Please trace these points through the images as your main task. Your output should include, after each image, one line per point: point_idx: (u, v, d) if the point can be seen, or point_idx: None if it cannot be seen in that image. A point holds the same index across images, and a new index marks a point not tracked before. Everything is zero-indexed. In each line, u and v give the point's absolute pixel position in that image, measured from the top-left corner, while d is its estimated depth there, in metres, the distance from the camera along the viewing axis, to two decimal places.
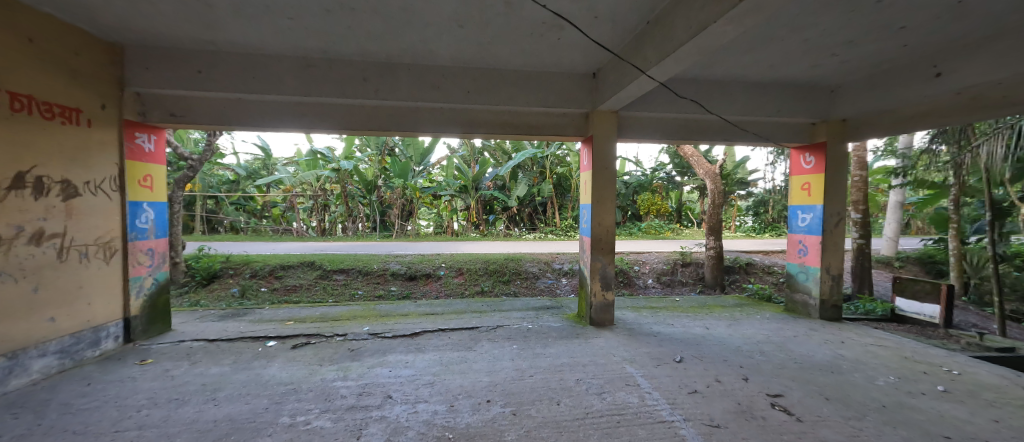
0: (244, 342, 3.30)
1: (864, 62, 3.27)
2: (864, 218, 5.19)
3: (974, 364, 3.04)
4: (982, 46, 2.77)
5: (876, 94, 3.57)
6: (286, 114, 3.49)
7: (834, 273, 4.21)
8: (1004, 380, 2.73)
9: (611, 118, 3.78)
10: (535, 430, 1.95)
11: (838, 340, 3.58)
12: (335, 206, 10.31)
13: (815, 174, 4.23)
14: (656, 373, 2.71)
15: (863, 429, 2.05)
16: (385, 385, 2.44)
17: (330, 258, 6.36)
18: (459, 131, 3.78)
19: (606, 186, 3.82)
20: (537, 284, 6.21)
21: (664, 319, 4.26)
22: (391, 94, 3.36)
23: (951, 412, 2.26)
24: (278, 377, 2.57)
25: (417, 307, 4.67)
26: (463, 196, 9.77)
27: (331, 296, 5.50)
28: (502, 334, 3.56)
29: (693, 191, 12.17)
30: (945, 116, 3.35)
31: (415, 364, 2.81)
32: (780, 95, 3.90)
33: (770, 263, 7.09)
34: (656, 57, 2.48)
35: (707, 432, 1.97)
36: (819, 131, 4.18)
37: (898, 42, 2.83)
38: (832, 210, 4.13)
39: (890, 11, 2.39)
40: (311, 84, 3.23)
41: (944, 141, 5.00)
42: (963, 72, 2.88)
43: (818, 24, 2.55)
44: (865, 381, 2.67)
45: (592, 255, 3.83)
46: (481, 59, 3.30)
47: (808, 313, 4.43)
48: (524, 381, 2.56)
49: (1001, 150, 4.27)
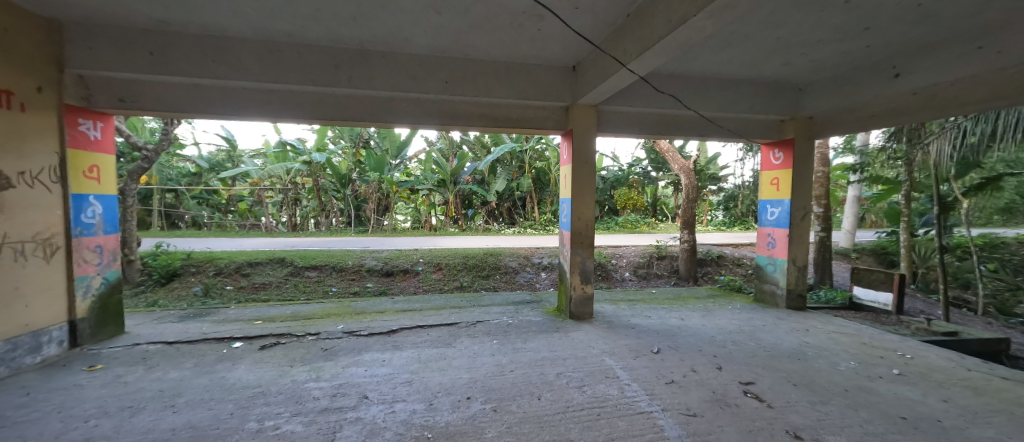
0: (207, 344, 3.11)
1: (830, 62, 3.41)
2: (825, 212, 5.53)
3: (925, 348, 3.25)
4: (936, 48, 2.92)
5: (839, 92, 3.73)
6: (250, 102, 3.28)
7: (799, 265, 4.41)
8: (950, 363, 2.93)
9: (590, 112, 3.78)
10: (516, 426, 1.93)
11: (804, 329, 3.75)
12: (307, 200, 9.99)
13: (784, 169, 4.40)
14: (635, 365, 2.75)
15: (828, 412, 2.14)
16: (361, 385, 2.35)
17: (302, 254, 6.10)
18: (437, 123, 3.68)
19: (587, 179, 3.83)
20: (517, 279, 6.21)
21: (642, 311, 4.33)
22: (364, 83, 3.22)
23: (906, 393, 2.40)
24: (245, 380, 2.43)
25: (393, 304, 4.56)
26: (442, 190, 9.62)
27: (303, 294, 5.29)
28: (481, 330, 3.52)
29: (668, 186, 12.52)
30: (903, 116, 3.53)
31: (393, 362, 2.73)
32: (753, 92, 4.00)
33: (740, 255, 7.38)
34: (636, 51, 2.48)
35: (684, 421, 2.01)
36: (787, 128, 4.35)
37: (862, 43, 2.95)
38: (799, 204, 4.31)
39: (857, 13, 2.47)
40: (278, 69, 3.05)
41: (897, 139, 5.33)
42: (919, 75, 3.04)
43: (791, 23, 2.61)
44: (829, 367, 2.81)
45: (573, 249, 3.83)
46: (460, 48, 3.21)
47: (775, 303, 4.62)
48: (503, 377, 2.53)
49: (948, 148, 4.65)
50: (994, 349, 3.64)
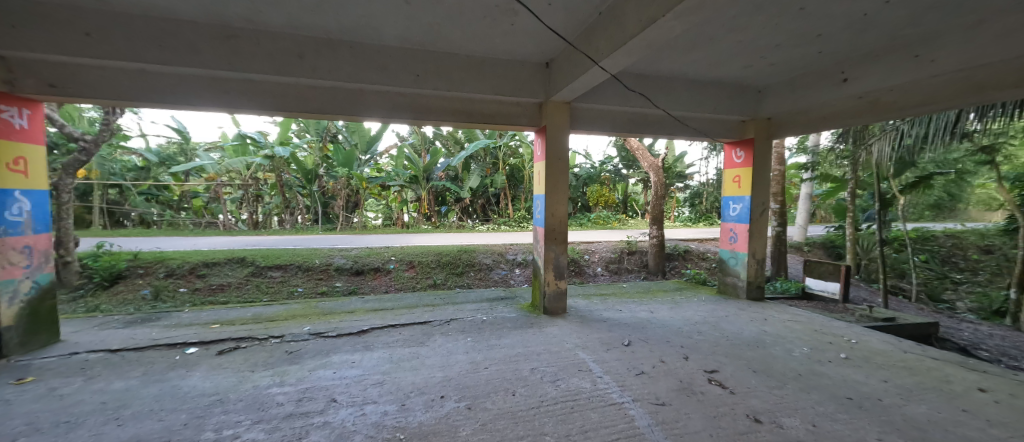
0: (157, 351, 2.89)
1: (787, 66, 3.61)
2: (781, 208, 5.90)
3: (867, 333, 3.53)
4: (879, 56, 3.15)
5: (794, 95, 3.95)
6: (204, 91, 3.05)
7: (758, 258, 4.67)
8: (890, 346, 3.20)
9: (563, 109, 3.81)
10: (490, 423, 1.92)
11: (763, 318, 3.97)
12: (269, 197, 9.51)
13: (745, 167, 4.62)
14: (607, 357, 2.81)
15: (784, 396, 2.28)
16: (329, 388, 2.27)
17: (264, 253, 5.81)
18: (409, 117, 3.58)
19: (560, 176, 3.86)
20: (491, 275, 6.19)
21: (613, 305, 4.44)
22: (329, 74, 3.08)
23: (852, 375, 2.60)
24: (200, 388, 2.28)
25: (364, 303, 4.42)
26: (414, 186, 9.44)
27: (266, 295, 5.03)
28: (456, 328, 3.48)
29: (637, 184, 12.88)
30: (850, 118, 3.79)
31: (363, 363, 2.65)
32: (717, 93, 4.16)
33: (704, 250, 7.72)
34: (608, 49, 2.51)
35: (654, 410, 2.07)
36: (748, 128, 4.57)
37: (815, 49, 3.14)
38: (758, 200, 4.56)
39: (810, 20, 2.61)
40: (235, 57, 2.86)
41: (844, 140, 5.73)
42: (864, 81, 3.27)
43: (752, 27, 2.73)
44: (785, 353, 2.99)
45: (547, 246, 3.86)
46: (431, 41, 3.13)
47: (736, 294, 4.87)
48: (478, 374, 2.51)
49: (888, 149, 5.05)
50: (926, 332, 4.01)
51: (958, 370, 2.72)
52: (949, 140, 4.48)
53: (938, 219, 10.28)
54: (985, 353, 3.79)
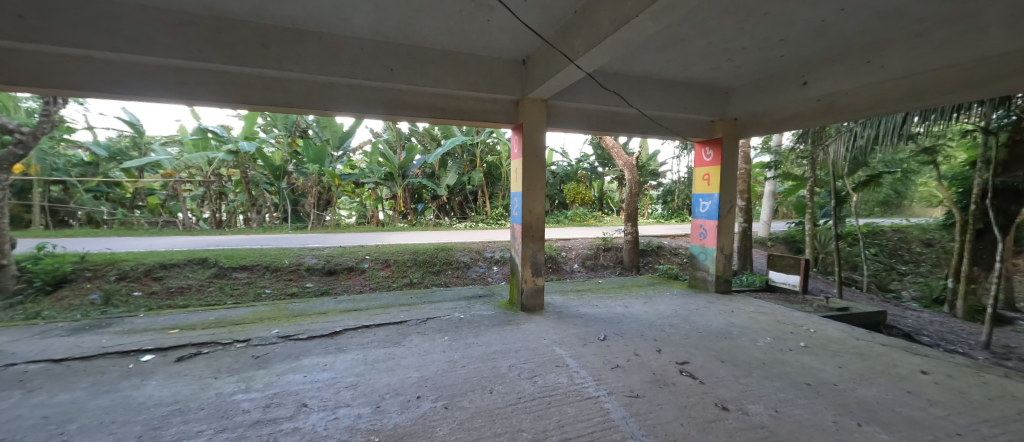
0: (107, 360, 2.69)
1: (752, 69, 3.76)
2: (747, 205, 6.18)
3: (824, 323, 3.75)
4: (835, 61, 3.34)
5: (758, 97, 4.13)
6: (157, 81, 2.85)
7: (726, 253, 4.87)
8: (844, 334, 3.42)
9: (540, 106, 3.83)
10: (468, 422, 1.91)
11: (730, 310, 4.15)
12: (234, 194, 9.05)
13: (713, 166, 4.81)
14: (583, 352, 2.86)
15: (750, 384, 2.39)
16: (299, 393, 2.18)
17: (228, 254, 5.54)
18: (382, 112, 3.48)
19: (537, 173, 3.88)
20: (468, 273, 6.15)
21: (589, 301, 4.51)
22: (296, 66, 2.94)
23: (811, 362, 2.76)
24: (156, 398, 2.14)
25: (336, 304, 4.29)
26: (389, 183, 9.26)
27: (230, 297, 4.78)
28: (432, 327, 3.44)
29: (613, 182, 13.13)
30: (809, 120, 4.01)
31: (335, 366, 2.57)
32: (687, 93, 4.29)
33: (676, 245, 7.97)
34: (583, 47, 2.53)
35: (628, 402, 2.12)
36: (717, 128, 4.74)
37: (778, 52, 3.28)
38: (725, 198, 4.75)
39: (774, 25, 2.73)
40: (194, 45, 2.69)
41: (804, 140, 6.06)
42: (822, 84, 3.46)
43: (720, 30, 2.82)
44: (750, 343, 3.13)
45: (524, 243, 3.87)
46: (405, 34, 3.06)
47: (706, 287, 5.06)
48: (455, 373, 2.49)
49: (842, 149, 5.38)
50: (875, 320, 4.31)
51: (903, 355, 2.94)
52: (896, 141, 4.80)
53: (886, 215, 11.07)
54: (926, 338, 4.12)
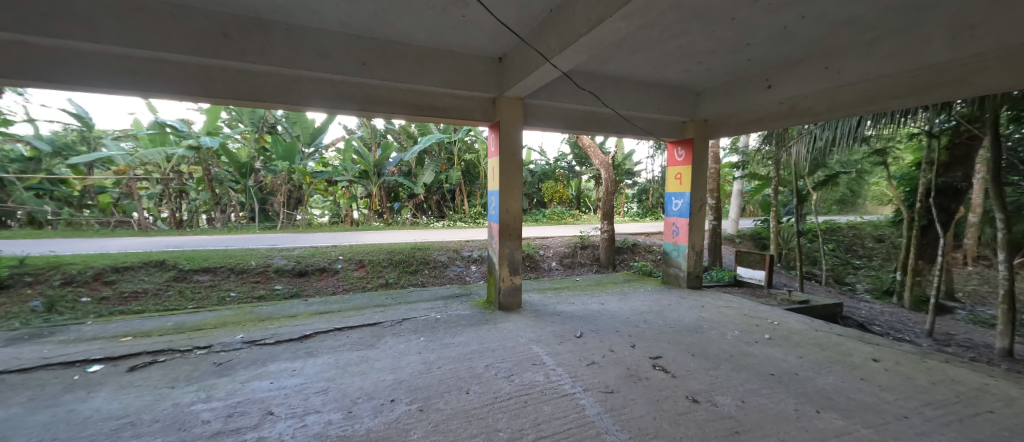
0: (48, 372, 2.48)
1: (721, 72, 3.90)
2: (716, 204, 6.40)
3: (787, 316, 3.94)
4: (796, 66, 3.51)
5: (726, 99, 4.28)
6: (104, 70, 2.64)
7: (697, 250, 5.04)
8: (805, 325, 3.60)
9: (517, 105, 3.82)
10: (443, 424, 1.88)
11: (701, 305, 4.29)
12: (196, 192, 8.56)
13: (685, 165, 4.96)
14: (560, 350, 2.88)
15: (719, 376, 2.48)
16: (265, 400, 2.09)
17: (189, 255, 5.24)
18: (354, 108, 3.38)
19: (514, 172, 3.87)
20: (446, 273, 6.08)
21: (566, 298, 4.55)
22: (261, 58, 2.80)
23: (775, 354, 2.89)
24: (105, 411, 1.99)
25: (307, 306, 4.13)
26: (364, 181, 9.01)
27: (191, 301, 4.52)
28: (408, 328, 3.37)
29: (590, 180, 13.30)
30: (773, 122, 4.19)
31: (304, 371, 2.47)
32: (660, 94, 4.39)
33: (650, 243, 8.18)
34: (559, 46, 2.54)
35: (603, 398, 2.15)
36: (688, 128, 4.88)
37: (745, 56, 3.41)
38: (696, 196, 4.91)
39: (740, 29, 2.83)
40: (146, 33, 2.52)
41: (768, 142, 6.35)
42: (785, 88, 3.62)
43: (690, 33, 2.90)
44: (719, 337, 3.25)
45: (502, 241, 3.86)
46: (378, 28, 2.97)
47: (678, 284, 5.22)
48: (431, 374, 2.45)
49: (804, 150, 5.67)
50: (833, 312, 4.57)
51: (857, 344, 3.12)
52: (852, 143, 5.08)
53: (843, 212, 11.77)
54: (877, 327, 4.41)
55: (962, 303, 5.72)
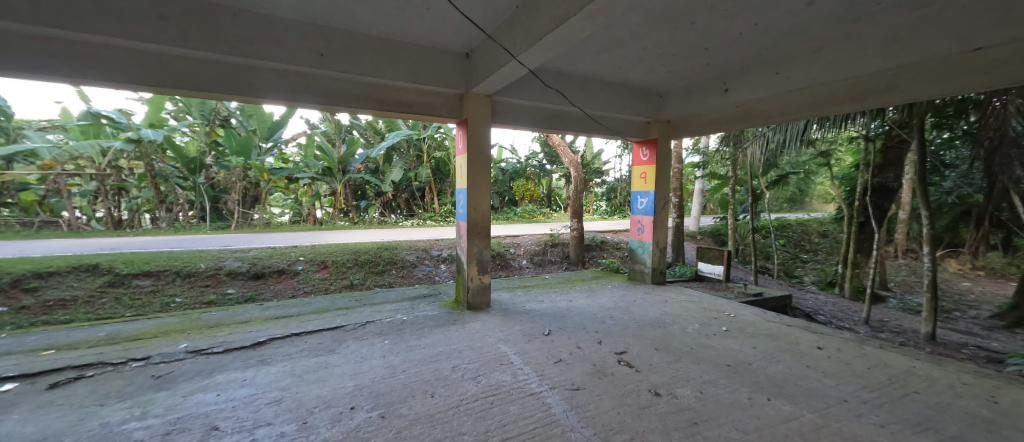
0: None
1: (682, 74, 4.03)
2: (679, 202, 6.65)
3: (743, 308, 4.16)
4: (750, 71, 3.69)
5: (688, 101, 4.44)
6: (14, 51, 2.33)
7: (660, 246, 5.21)
8: (759, 317, 3.81)
9: (485, 102, 3.77)
10: (406, 430, 1.82)
11: (664, 300, 4.44)
12: (137, 190, 7.86)
13: (650, 165, 5.10)
14: (528, 348, 2.87)
15: (679, 368, 2.57)
16: (209, 415, 1.93)
17: (127, 259, 4.81)
18: (313, 101, 3.19)
19: (481, 169, 3.82)
20: (414, 273, 5.93)
21: (535, 296, 4.57)
22: (205, 44, 2.59)
23: (731, 345, 3.03)
24: (17, 436, 1.77)
25: (262, 311, 3.89)
26: (327, 179, 8.62)
27: (129, 309, 4.13)
28: (372, 331, 3.25)
29: (561, 179, 13.47)
30: (730, 124, 4.39)
31: (256, 381, 2.32)
32: (626, 95, 4.49)
33: (618, 240, 8.39)
34: (525, 42, 2.52)
35: (569, 396, 2.16)
36: (652, 129, 5.03)
37: (704, 60, 3.55)
38: (660, 195, 5.07)
39: (700, 34, 2.93)
40: (66, 12, 2.25)
41: (727, 143, 6.66)
42: (740, 92, 3.80)
43: (653, 35, 2.97)
44: (680, 330, 3.37)
45: (470, 240, 3.81)
46: (336, 17, 2.83)
47: (643, 280, 5.38)
48: (394, 378, 2.37)
49: (758, 151, 5.99)
50: (783, 304, 4.87)
51: (804, 333, 3.34)
52: (800, 145, 5.42)
53: (792, 210, 12.62)
54: (821, 317, 4.75)
55: (893, 292, 6.28)
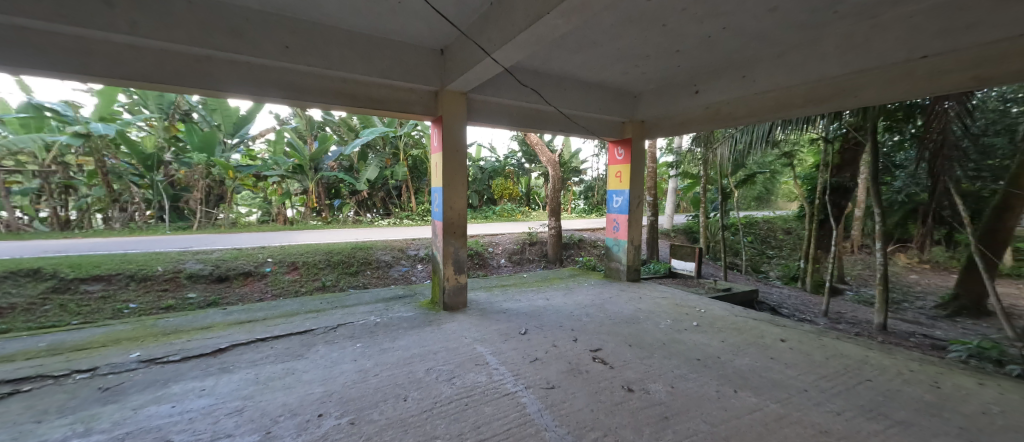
0: None
1: (655, 76, 4.12)
2: (653, 201, 6.80)
3: (713, 303, 4.30)
4: (719, 74, 3.81)
5: (660, 101, 4.53)
6: None
7: (635, 244, 5.31)
8: (727, 312, 3.95)
9: (460, 99, 3.73)
10: (377, 436, 1.77)
11: (639, 297, 4.53)
12: (87, 187, 7.32)
13: (625, 164, 5.19)
14: (504, 348, 2.86)
15: (652, 364, 2.62)
16: (163, 428, 1.81)
17: (74, 262, 4.46)
18: (278, 96, 3.06)
19: (457, 168, 3.77)
20: (390, 273, 5.80)
21: (512, 295, 4.56)
22: (158, 32, 2.42)
23: (701, 340, 3.13)
24: None
25: (225, 316, 3.70)
26: (298, 176, 8.31)
27: (76, 316, 3.84)
28: (343, 334, 3.15)
29: (539, 178, 13.53)
30: (701, 125, 4.52)
31: (217, 390, 2.20)
32: (600, 94, 4.54)
33: (595, 238, 8.50)
34: (499, 40, 2.49)
35: (544, 395, 2.17)
36: (627, 129, 5.12)
37: (675, 62, 3.63)
38: (634, 193, 5.16)
39: (671, 36, 3.00)
40: None
41: (698, 143, 6.86)
42: (710, 94, 3.91)
43: (626, 36, 3.01)
44: (653, 326, 3.45)
45: (445, 240, 3.76)
46: (302, 8, 2.71)
47: (619, 277, 5.47)
48: (366, 383, 2.30)
49: (727, 151, 6.20)
50: (750, 298, 5.08)
51: (769, 327, 3.49)
52: (765, 146, 5.65)
53: (759, 208, 13.19)
54: (785, 310, 4.98)
55: (850, 285, 6.67)
